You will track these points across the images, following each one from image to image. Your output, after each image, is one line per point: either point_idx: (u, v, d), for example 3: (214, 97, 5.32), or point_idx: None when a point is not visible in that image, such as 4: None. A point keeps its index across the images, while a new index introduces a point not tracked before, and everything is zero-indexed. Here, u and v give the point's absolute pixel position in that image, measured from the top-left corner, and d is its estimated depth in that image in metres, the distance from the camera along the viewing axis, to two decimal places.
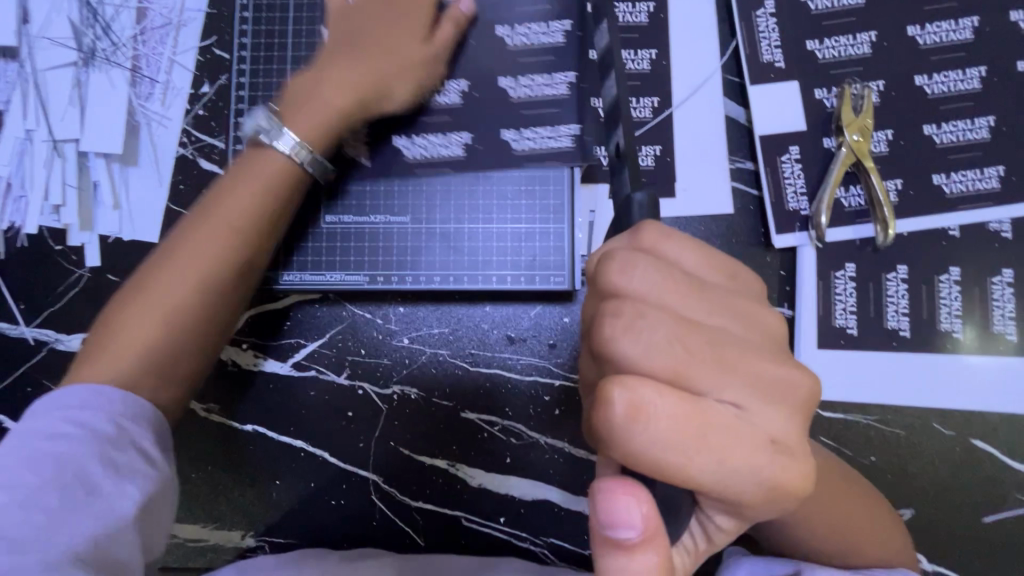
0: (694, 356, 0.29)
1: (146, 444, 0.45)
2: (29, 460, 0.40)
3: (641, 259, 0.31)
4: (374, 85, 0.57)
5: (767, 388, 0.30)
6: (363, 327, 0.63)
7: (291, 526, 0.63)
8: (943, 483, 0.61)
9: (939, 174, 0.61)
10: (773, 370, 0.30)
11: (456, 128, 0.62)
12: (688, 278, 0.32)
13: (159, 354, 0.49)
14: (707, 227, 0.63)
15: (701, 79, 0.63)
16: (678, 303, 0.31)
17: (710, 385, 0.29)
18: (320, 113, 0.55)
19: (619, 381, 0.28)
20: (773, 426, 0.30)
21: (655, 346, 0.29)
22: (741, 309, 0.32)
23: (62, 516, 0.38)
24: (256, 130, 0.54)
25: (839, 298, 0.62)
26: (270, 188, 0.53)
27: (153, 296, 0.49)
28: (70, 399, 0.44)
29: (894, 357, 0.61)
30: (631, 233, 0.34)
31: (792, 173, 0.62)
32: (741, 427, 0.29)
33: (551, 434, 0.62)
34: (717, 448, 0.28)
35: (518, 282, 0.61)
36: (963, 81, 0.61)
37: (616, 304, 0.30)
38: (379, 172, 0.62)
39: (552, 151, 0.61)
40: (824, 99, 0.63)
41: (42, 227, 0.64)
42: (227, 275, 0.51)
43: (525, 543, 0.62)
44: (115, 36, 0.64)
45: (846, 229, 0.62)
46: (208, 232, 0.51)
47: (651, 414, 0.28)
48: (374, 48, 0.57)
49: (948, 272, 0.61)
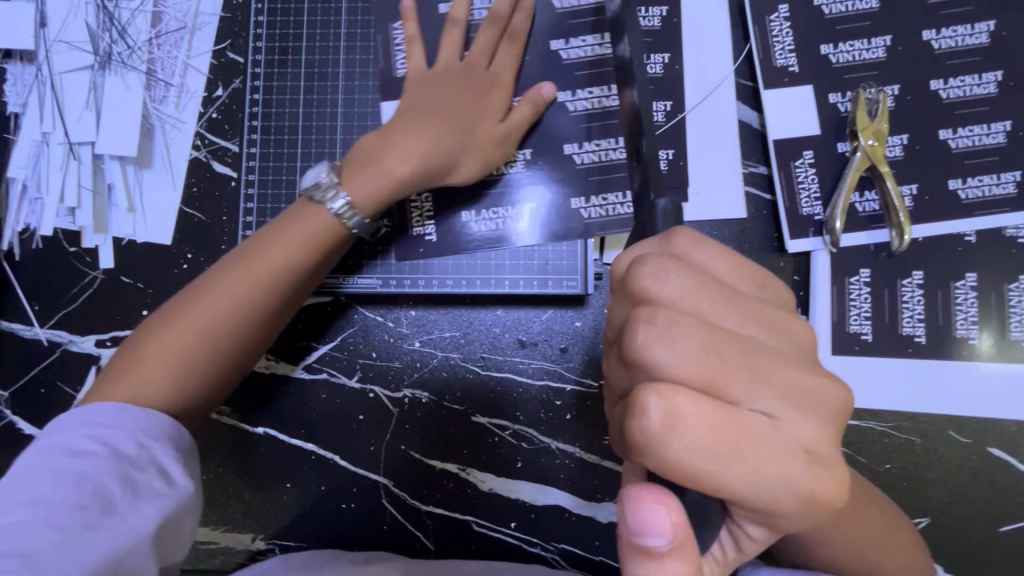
0: (728, 365, 0.29)
1: (166, 462, 0.44)
2: (52, 477, 0.40)
3: (674, 264, 0.31)
4: (443, 158, 0.55)
5: (801, 397, 0.29)
6: (374, 330, 0.63)
7: (302, 529, 0.63)
8: (959, 492, 0.60)
9: (955, 179, 0.61)
10: (805, 378, 0.30)
11: (517, 194, 0.61)
12: (720, 285, 0.31)
13: (181, 389, 0.49)
14: (720, 232, 0.63)
15: (715, 83, 0.63)
16: (709, 311, 0.31)
17: (743, 394, 0.29)
18: (382, 181, 0.53)
19: (652, 389, 0.28)
20: (806, 436, 0.29)
21: (689, 355, 0.29)
22: (772, 318, 0.31)
23: (82, 534, 0.39)
24: (312, 186, 0.53)
25: (853, 303, 0.61)
26: (321, 236, 0.53)
27: (187, 329, 0.49)
28: (96, 419, 0.44)
29: (909, 363, 0.60)
30: (663, 238, 0.34)
31: (807, 178, 0.62)
32: (774, 436, 0.29)
33: (562, 438, 0.62)
34: (750, 458, 0.28)
35: (530, 286, 0.61)
36: (980, 86, 0.61)
37: (650, 311, 0.30)
38: (450, 223, 0.62)
39: (609, 220, 0.60)
40: (838, 104, 0.62)
41: (57, 228, 0.64)
42: (262, 318, 0.51)
43: (536, 549, 0.62)
44: (130, 40, 0.64)
45: (861, 234, 0.62)
46: (252, 272, 0.51)
47: (686, 423, 0.28)
48: (444, 121, 0.55)
49: (964, 278, 0.60)
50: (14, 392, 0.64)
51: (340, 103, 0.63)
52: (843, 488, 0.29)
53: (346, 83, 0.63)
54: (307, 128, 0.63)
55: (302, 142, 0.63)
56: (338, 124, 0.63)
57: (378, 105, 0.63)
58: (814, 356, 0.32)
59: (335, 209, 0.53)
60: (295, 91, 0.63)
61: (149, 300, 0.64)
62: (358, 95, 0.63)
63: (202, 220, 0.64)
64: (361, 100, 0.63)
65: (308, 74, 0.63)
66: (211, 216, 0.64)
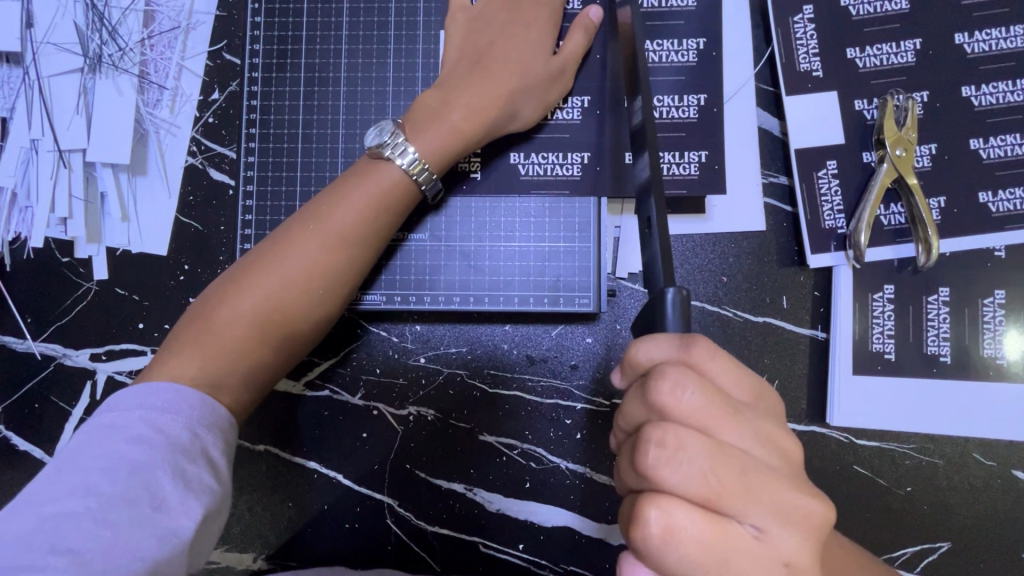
0: (726, 485, 0.30)
1: (216, 455, 0.42)
2: (105, 465, 0.38)
3: (690, 379, 0.32)
4: (506, 104, 0.53)
5: (789, 515, 0.31)
6: (379, 346, 0.61)
7: (304, 550, 0.61)
8: (983, 516, 0.58)
9: (985, 191, 0.58)
10: (796, 500, 0.31)
11: (576, 146, 0.58)
12: (728, 402, 0.32)
13: (247, 359, 0.46)
14: (739, 245, 0.60)
15: (734, 88, 0.60)
16: (717, 427, 0.32)
17: (737, 510, 0.30)
18: (447, 135, 0.52)
19: (651, 502, 0.31)
20: (789, 550, 0.31)
21: (692, 474, 0.30)
22: (769, 434, 0.32)
23: (128, 532, 0.36)
24: (378, 143, 0.51)
25: (876, 321, 0.59)
26: (386, 199, 0.51)
27: (255, 297, 0.47)
28: (153, 401, 0.41)
29: (934, 384, 0.58)
30: (681, 343, 0.33)
31: (830, 190, 0.59)
32: (759, 552, 0.30)
33: (573, 459, 0.60)
34: (734, 570, 0.30)
35: (541, 303, 0.58)
36: (1013, 93, 0.58)
37: (660, 430, 0.31)
38: (491, 189, 0.59)
39: (674, 180, 0.58)
40: (864, 111, 0.59)
41: (49, 238, 0.62)
42: (331, 286, 0.50)
43: (544, 571, 0.60)
44: (121, 41, 0.61)
45: (886, 248, 0.59)
46: (319, 241, 0.49)
47: (682, 538, 0.30)
48: (497, 65, 0.53)
49: (992, 295, 0.58)
50: (9, 407, 0.63)
51: (341, 109, 0.60)
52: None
53: (348, 88, 0.60)
54: (307, 135, 0.60)
55: (303, 150, 0.60)
56: (340, 132, 0.60)
57: (380, 112, 0.60)
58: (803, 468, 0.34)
59: (404, 166, 0.51)
60: (294, 96, 0.60)
61: (145, 313, 0.62)
62: (361, 102, 0.60)
63: (199, 230, 0.62)
64: (363, 106, 0.60)
65: (308, 78, 0.60)
66: (207, 226, 0.62)
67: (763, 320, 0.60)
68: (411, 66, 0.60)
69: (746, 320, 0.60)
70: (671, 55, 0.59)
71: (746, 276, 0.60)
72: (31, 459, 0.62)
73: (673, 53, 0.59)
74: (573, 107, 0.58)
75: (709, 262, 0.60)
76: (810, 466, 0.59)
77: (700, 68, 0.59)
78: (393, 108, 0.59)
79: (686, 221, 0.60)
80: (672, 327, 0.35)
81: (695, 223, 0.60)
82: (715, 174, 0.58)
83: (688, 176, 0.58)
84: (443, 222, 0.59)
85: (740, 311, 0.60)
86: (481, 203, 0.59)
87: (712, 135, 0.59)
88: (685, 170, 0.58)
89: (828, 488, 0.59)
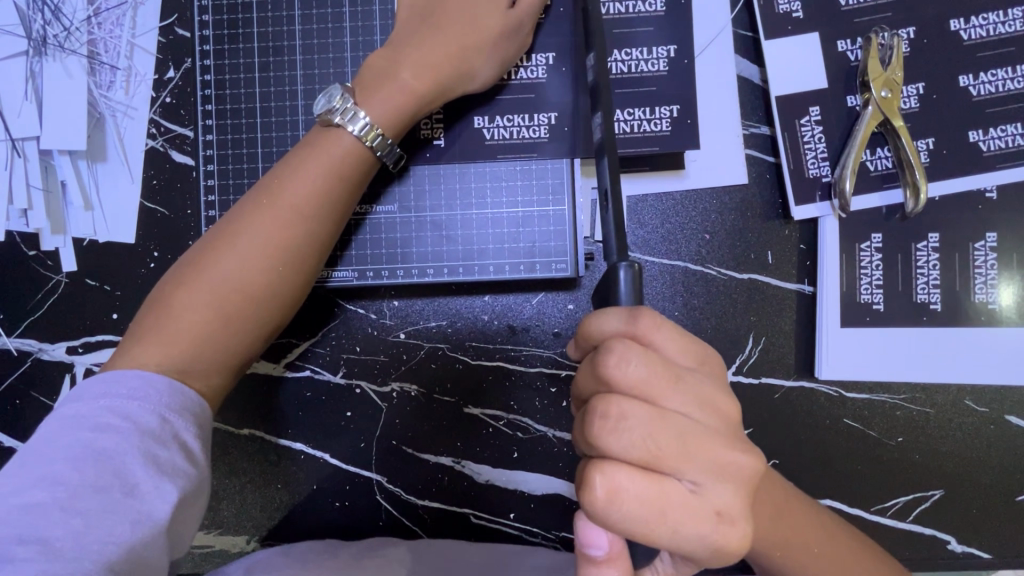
0: (664, 449, 0.30)
1: (189, 438, 0.41)
2: (72, 454, 0.37)
3: (635, 351, 0.31)
4: (460, 62, 0.51)
5: (721, 468, 0.31)
6: (357, 323, 0.60)
7: (295, 529, 0.61)
8: (976, 462, 0.58)
9: (976, 130, 0.56)
10: (726, 453, 0.31)
11: (544, 107, 0.56)
12: (671, 371, 0.31)
13: (215, 341, 0.45)
14: (721, 201, 0.58)
15: (710, 36, 0.57)
16: (661, 395, 0.31)
17: (674, 468, 0.30)
18: (399, 96, 0.49)
19: (597, 468, 0.30)
20: (722, 501, 0.31)
21: (633, 442, 0.30)
22: (710, 398, 0.32)
23: (98, 518, 0.36)
24: (328, 109, 0.48)
25: (864, 271, 0.57)
26: (341, 168, 0.49)
27: (216, 277, 0.46)
28: (118, 389, 0.40)
29: (924, 332, 0.57)
30: (629, 316, 0.32)
31: (813, 137, 0.57)
32: (693, 506, 0.30)
33: (559, 426, 0.59)
34: (671, 524, 0.30)
35: (518, 271, 0.57)
36: (1004, 24, 0.55)
37: (604, 402, 0.31)
38: (457, 155, 0.57)
39: (647, 137, 0.56)
40: (847, 52, 0.57)
41: (12, 233, 0.60)
42: (294, 261, 0.48)
43: (535, 538, 0.60)
44: (67, 20, 0.59)
45: (873, 196, 0.57)
46: (276, 216, 0.47)
47: (624, 499, 0.30)
48: (451, 22, 0.50)
49: (984, 239, 0.56)
50: None
51: (299, 80, 0.57)
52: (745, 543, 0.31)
53: (304, 57, 0.57)
54: (265, 110, 0.58)
55: (263, 124, 0.58)
56: (299, 104, 0.57)
57: (339, 80, 0.57)
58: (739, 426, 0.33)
59: (355, 132, 0.48)
60: (249, 69, 0.58)
61: (118, 304, 0.60)
62: (318, 71, 0.57)
63: (165, 215, 0.60)
64: (321, 74, 0.57)
65: (262, 48, 0.58)
66: (173, 211, 0.60)
67: (749, 276, 0.58)
68: (368, 29, 0.57)
69: (731, 278, 0.58)
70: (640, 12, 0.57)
71: (730, 232, 0.58)
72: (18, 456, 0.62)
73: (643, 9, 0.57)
74: (538, 65, 0.56)
75: (691, 219, 0.58)
76: (800, 423, 0.58)
77: (671, 16, 0.56)
78: (352, 75, 0.57)
79: (664, 178, 0.58)
80: (626, 302, 0.33)
81: (674, 181, 0.58)
82: (690, 129, 0.56)
83: (663, 132, 0.56)
84: (411, 193, 0.57)
85: (724, 270, 0.58)
86: (448, 170, 0.57)
87: (687, 87, 0.56)
88: (657, 126, 0.56)
89: (819, 442, 0.58)
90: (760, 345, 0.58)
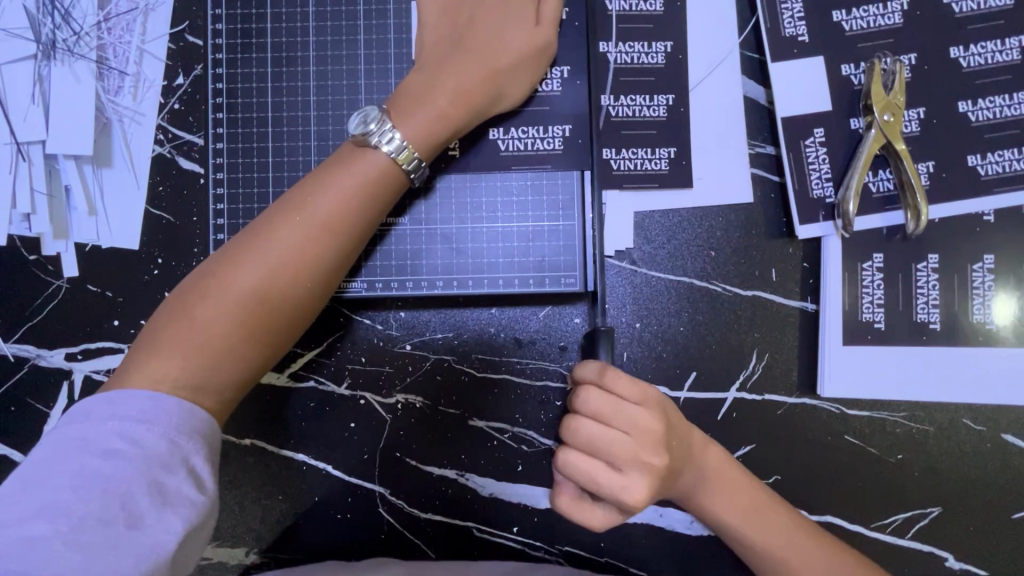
0: (605, 450, 0.45)
1: (199, 464, 0.40)
2: (78, 483, 0.36)
3: (593, 394, 0.46)
4: (492, 86, 0.52)
5: (642, 470, 0.45)
6: (363, 334, 0.59)
7: (296, 542, 0.60)
8: (972, 479, 0.58)
9: (975, 154, 0.57)
10: (647, 461, 0.45)
11: (557, 119, 0.57)
12: (619, 403, 0.46)
13: (236, 358, 0.45)
14: (726, 218, 0.59)
15: (719, 58, 0.59)
16: (609, 415, 0.46)
17: (609, 463, 0.45)
18: (434, 120, 0.50)
19: (557, 457, 0.46)
20: (633, 487, 0.45)
21: (584, 440, 0.46)
22: (647, 423, 0.46)
23: (101, 553, 0.35)
24: (363, 131, 0.48)
25: (866, 290, 0.58)
26: (372, 188, 0.49)
27: (240, 293, 0.45)
28: (129, 410, 0.39)
29: (924, 351, 0.58)
30: (599, 370, 0.47)
31: (817, 158, 0.58)
32: (620, 491, 0.45)
33: (563, 440, 0.59)
34: (604, 495, 0.45)
35: (527, 284, 0.57)
36: (1002, 53, 0.57)
37: (574, 421, 0.46)
38: (469, 167, 0.57)
39: (646, 175, 0.59)
40: (851, 76, 0.58)
41: (13, 237, 0.60)
42: (319, 279, 0.48)
43: (538, 552, 0.60)
44: (76, 24, 0.59)
45: (874, 217, 0.58)
46: (301, 234, 0.47)
47: (571, 476, 0.46)
48: (481, 44, 0.51)
49: (981, 261, 0.58)
50: None
51: (312, 91, 0.58)
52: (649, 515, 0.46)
53: (317, 67, 0.58)
54: (277, 119, 0.58)
55: (274, 133, 0.58)
56: (311, 113, 0.58)
57: (352, 92, 0.58)
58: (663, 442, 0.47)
59: (391, 153, 0.49)
60: (261, 78, 0.58)
61: (119, 310, 0.60)
62: (332, 82, 0.58)
63: (171, 221, 0.59)
64: (334, 85, 0.58)
65: (276, 58, 0.58)
66: (179, 218, 0.59)
67: (753, 293, 0.59)
68: (383, 42, 0.57)
69: (735, 294, 0.59)
70: (651, 45, 0.58)
71: (734, 249, 0.59)
72: (10, 463, 0.61)
73: (654, 42, 0.58)
74: (553, 79, 0.57)
75: (697, 237, 0.59)
76: (802, 439, 0.59)
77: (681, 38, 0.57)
78: (365, 87, 0.57)
79: (671, 195, 0.59)
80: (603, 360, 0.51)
81: (681, 197, 0.59)
82: (684, 170, 0.59)
83: (659, 172, 0.59)
84: (422, 203, 0.58)
85: (729, 286, 0.59)
86: (459, 181, 0.58)
87: None
88: (655, 166, 0.59)
89: (820, 459, 0.59)
90: (763, 361, 0.59)
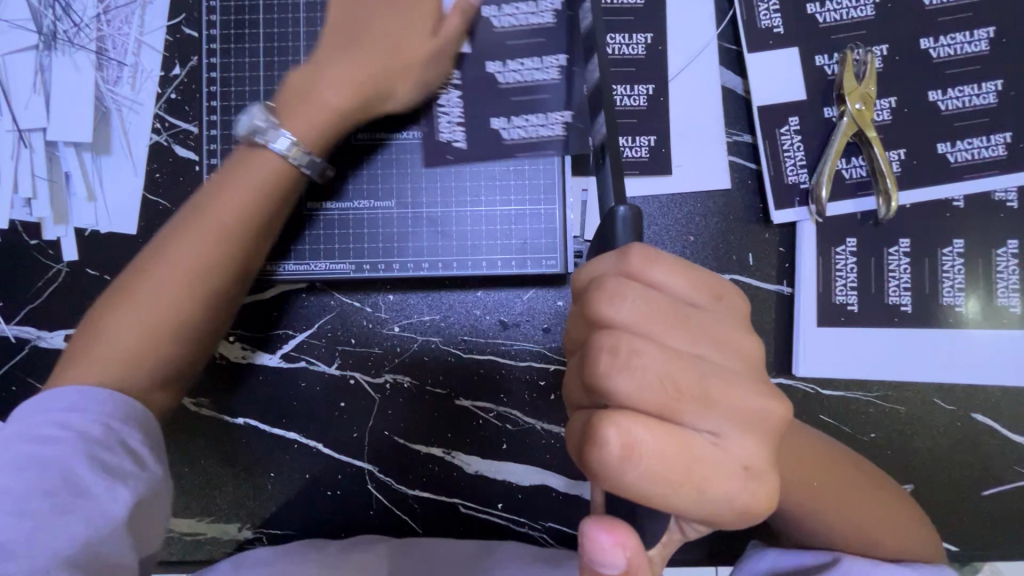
0: (680, 391, 0.29)
1: (136, 443, 0.43)
2: (18, 465, 0.39)
3: (629, 288, 0.31)
4: (378, 84, 0.52)
5: (742, 416, 0.29)
6: (352, 316, 0.61)
7: (288, 518, 0.62)
8: (943, 457, 0.60)
9: (944, 142, 0.59)
10: (754, 402, 0.30)
11: (540, 106, 0.59)
12: (676, 310, 0.31)
13: (152, 358, 0.46)
14: (704, 204, 0.61)
15: (698, 49, 0.61)
16: (664, 333, 0.31)
17: (690, 418, 0.29)
18: (320, 114, 0.51)
19: (611, 420, 0.29)
20: (750, 456, 0.29)
21: (645, 382, 0.29)
22: (726, 336, 0.31)
23: (53, 521, 0.37)
24: (249, 129, 0.50)
25: (839, 274, 0.60)
26: (262, 185, 0.49)
27: (147, 295, 0.46)
28: (57, 402, 0.42)
29: (895, 332, 0.60)
30: (621, 255, 0.32)
31: (792, 145, 0.60)
32: (718, 459, 0.29)
33: (546, 419, 0.61)
34: (696, 481, 0.29)
35: (510, 266, 0.59)
36: (971, 44, 0.59)
37: (613, 338, 0.30)
38: (455, 153, 0.60)
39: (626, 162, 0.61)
40: (825, 66, 0.60)
41: (15, 221, 0.62)
42: (221, 277, 0.49)
43: (523, 528, 0.62)
44: (77, 17, 0.61)
45: (847, 203, 0.60)
46: (201, 233, 0.48)
47: (640, 451, 0.29)
48: (370, 42, 0.52)
49: (951, 245, 0.59)
50: None
51: None
52: (773, 499, 0.30)
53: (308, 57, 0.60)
54: None
55: None
56: None
57: None
58: (760, 368, 0.32)
59: (279, 150, 0.50)
60: (254, 67, 0.60)
61: None
62: None
63: (168, 207, 0.61)
64: None
65: (268, 48, 0.60)
66: (175, 204, 0.61)
67: (731, 277, 0.61)
68: None
69: None
70: (632, 36, 0.60)
71: (712, 235, 0.61)
72: None
73: (635, 34, 0.60)
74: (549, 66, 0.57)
75: (675, 222, 0.61)
76: None
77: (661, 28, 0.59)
78: None
79: (651, 181, 0.61)
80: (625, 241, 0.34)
81: (660, 184, 0.61)
82: (664, 158, 0.60)
83: (639, 160, 0.61)
84: (409, 188, 0.60)
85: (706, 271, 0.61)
86: (445, 167, 0.60)
87: None
88: (635, 154, 0.61)
89: None
90: None
